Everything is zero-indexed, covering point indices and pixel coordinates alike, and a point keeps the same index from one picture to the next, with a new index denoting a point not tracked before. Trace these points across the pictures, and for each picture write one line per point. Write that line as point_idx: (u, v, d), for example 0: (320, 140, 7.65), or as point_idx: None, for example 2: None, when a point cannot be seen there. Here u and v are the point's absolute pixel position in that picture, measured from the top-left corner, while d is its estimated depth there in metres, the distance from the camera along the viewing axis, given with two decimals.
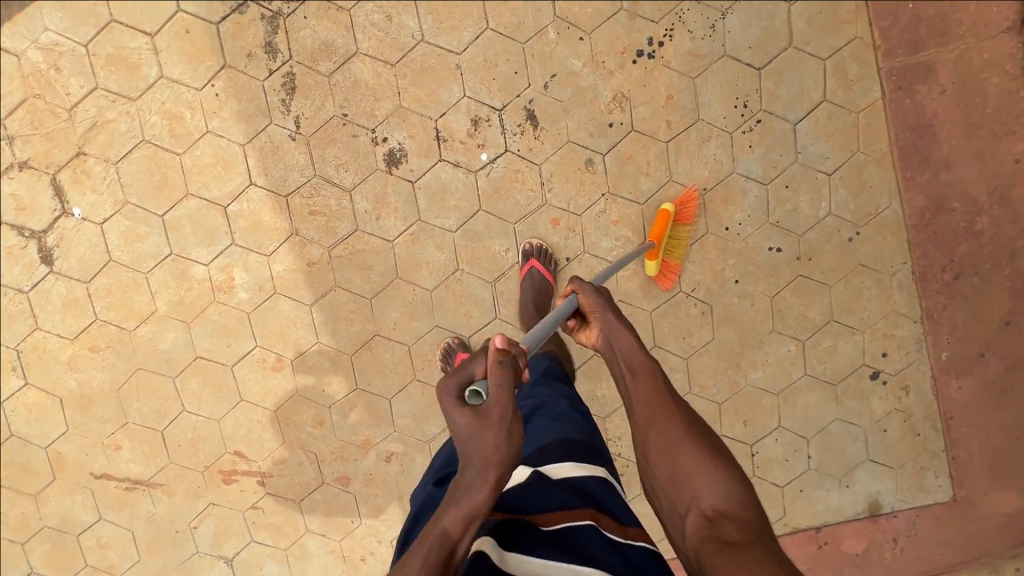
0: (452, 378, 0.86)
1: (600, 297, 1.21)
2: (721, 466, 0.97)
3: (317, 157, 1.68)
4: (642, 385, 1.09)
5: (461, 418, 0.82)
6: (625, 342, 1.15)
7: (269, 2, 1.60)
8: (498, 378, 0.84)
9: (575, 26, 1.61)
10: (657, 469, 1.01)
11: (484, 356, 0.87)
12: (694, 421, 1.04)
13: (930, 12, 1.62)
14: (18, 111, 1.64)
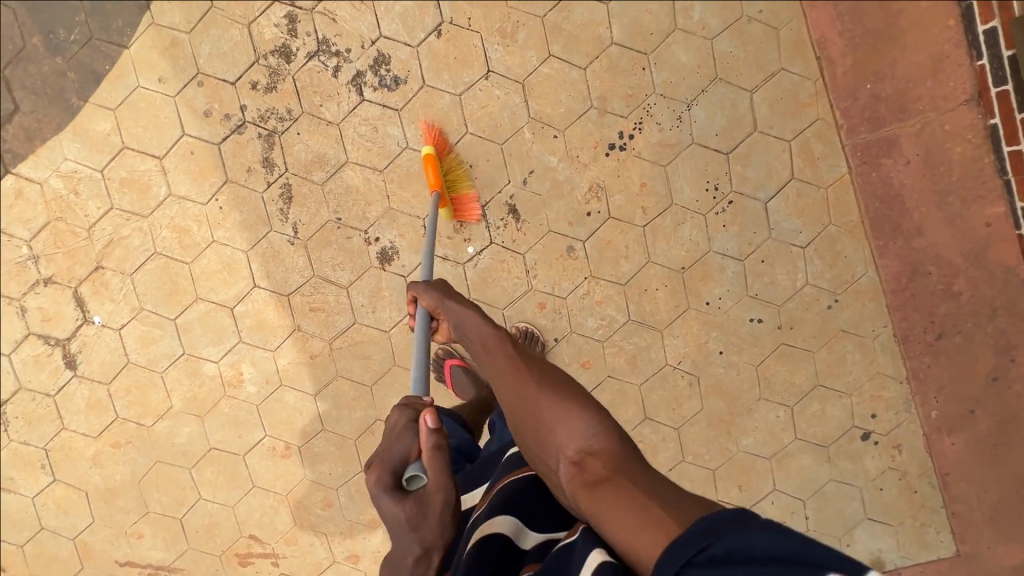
0: (387, 466, 0.88)
1: (432, 288, 1.24)
2: (577, 406, 0.97)
3: (315, 259, 1.79)
4: (495, 356, 1.09)
5: (398, 507, 0.85)
6: (468, 321, 1.16)
7: (264, 122, 1.73)
8: (431, 459, 0.88)
9: (549, 124, 1.72)
10: (527, 429, 0.99)
11: (412, 436, 0.91)
12: (548, 369, 1.05)
13: (889, 91, 1.70)
14: (43, 233, 1.79)
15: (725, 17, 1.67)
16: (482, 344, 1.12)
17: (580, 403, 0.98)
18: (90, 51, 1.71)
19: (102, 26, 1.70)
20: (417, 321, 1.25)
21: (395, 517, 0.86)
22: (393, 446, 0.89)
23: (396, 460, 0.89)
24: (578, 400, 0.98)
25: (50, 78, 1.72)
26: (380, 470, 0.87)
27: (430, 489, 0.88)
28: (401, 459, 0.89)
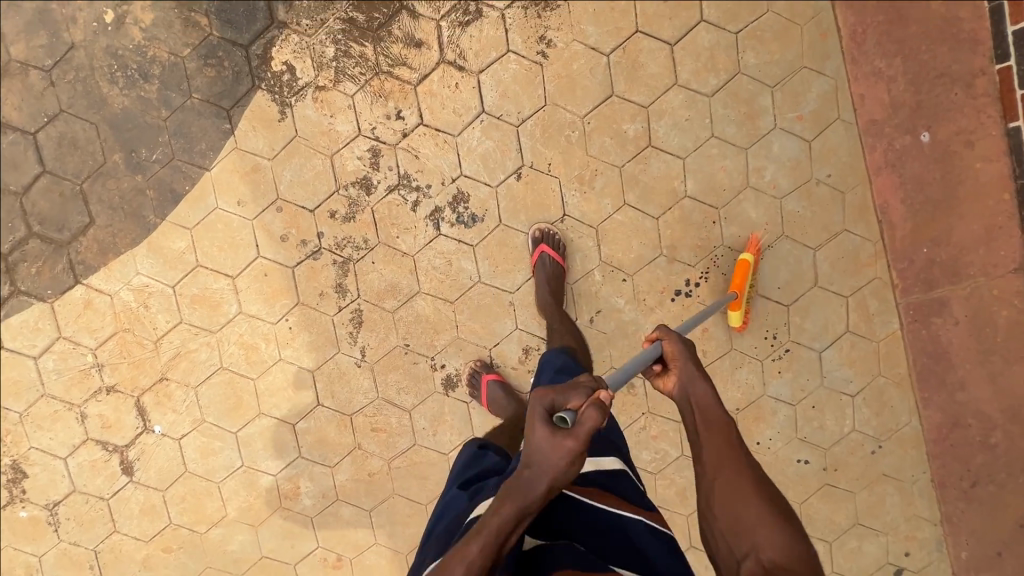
0: (549, 396, 0.97)
1: (684, 344, 1.17)
2: (786, 524, 0.96)
3: (380, 382, 1.82)
4: (714, 436, 1.06)
5: (546, 432, 0.93)
6: (700, 390, 1.10)
7: (340, 249, 1.76)
8: (593, 413, 0.93)
9: (619, 268, 1.77)
10: (726, 513, 0.98)
11: (583, 395, 0.97)
12: (768, 484, 1.02)
13: (943, 256, 1.78)
14: (109, 342, 1.80)
15: (796, 178, 1.73)
16: (702, 417, 1.08)
17: (783, 520, 0.96)
18: (171, 171, 1.72)
19: (185, 148, 1.71)
20: (645, 351, 1.17)
21: (540, 438, 0.93)
22: (569, 392, 0.97)
23: (562, 399, 0.96)
24: (780, 514, 0.98)
25: (128, 195, 1.73)
26: (551, 394, 0.97)
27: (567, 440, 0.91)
28: (564, 401, 0.97)
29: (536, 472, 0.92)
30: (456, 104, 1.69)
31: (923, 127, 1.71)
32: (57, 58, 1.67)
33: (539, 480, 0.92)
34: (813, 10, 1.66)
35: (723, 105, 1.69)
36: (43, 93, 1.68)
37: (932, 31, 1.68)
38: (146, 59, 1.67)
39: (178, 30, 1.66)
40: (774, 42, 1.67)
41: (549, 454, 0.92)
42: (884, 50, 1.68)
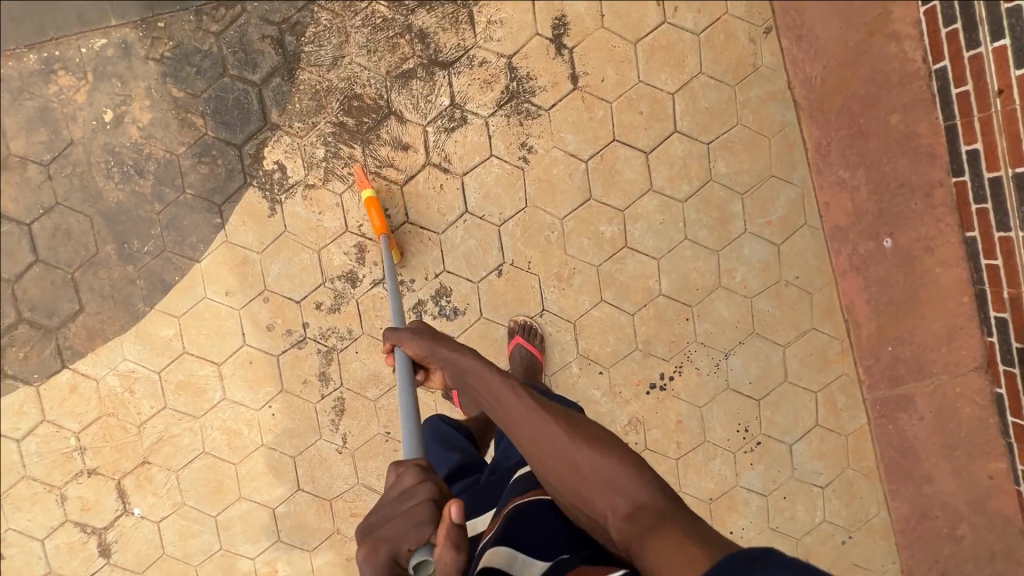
0: (386, 543, 0.74)
1: (421, 337, 1.16)
2: (605, 450, 0.94)
3: (360, 468, 1.85)
4: (508, 401, 1.02)
5: None
6: (470, 367, 1.08)
7: (324, 339, 1.80)
8: (447, 558, 0.73)
9: (595, 361, 1.82)
10: (562, 477, 0.93)
11: (428, 523, 0.75)
12: (570, 418, 1.00)
13: (907, 354, 1.85)
14: (92, 426, 1.82)
15: (766, 279, 1.80)
16: (488, 393, 1.05)
17: (608, 447, 0.95)
18: (162, 262, 1.77)
19: (176, 241, 1.76)
20: (398, 366, 1.14)
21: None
22: (406, 527, 0.75)
23: (402, 546, 0.74)
24: (606, 446, 0.95)
25: (119, 284, 1.77)
26: (382, 544, 0.74)
27: None
28: (406, 542, 0.74)
29: None
30: (440, 204, 1.76)
31: (885, 234, 1.81)
32: (56, 154, 1.73)
33: None
34: (781, 123, 1.76)
35: (695, 210, 1.77)
36: (40, 186, 1.74)
37: (892, 145, 1.78)
38: (142, 156, 1.74)
39: (174, 130, 1.73)
40: (744, 153, 1.76)
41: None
42: (847, 162, 1.78)
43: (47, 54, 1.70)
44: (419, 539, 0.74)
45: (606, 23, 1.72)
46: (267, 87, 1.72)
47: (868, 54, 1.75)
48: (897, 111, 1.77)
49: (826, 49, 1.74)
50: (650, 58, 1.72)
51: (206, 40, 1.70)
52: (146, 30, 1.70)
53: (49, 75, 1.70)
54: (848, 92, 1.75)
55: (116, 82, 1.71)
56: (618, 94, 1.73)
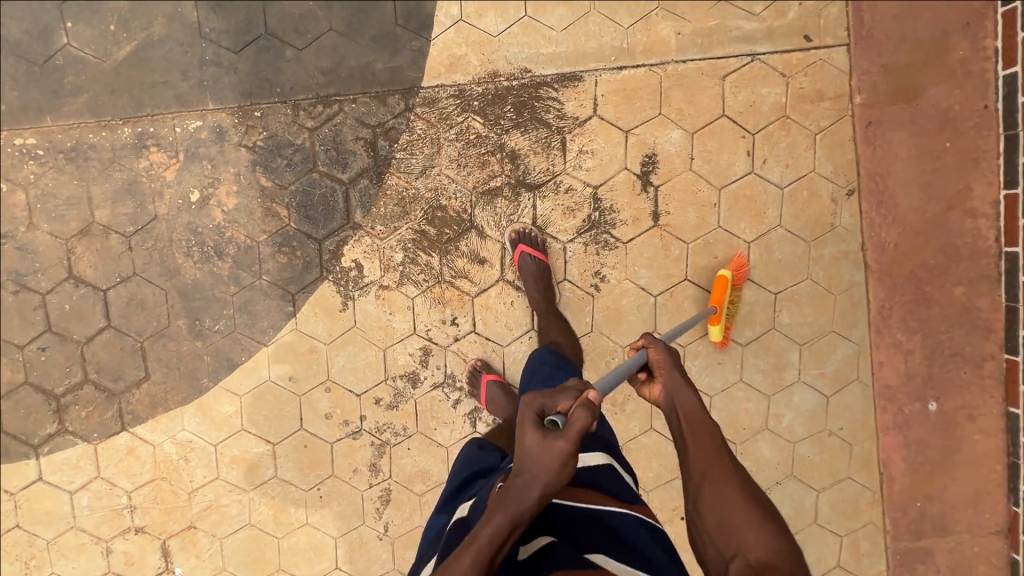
0: (540, 399, 0.95)
1: (670, 352, 1.19)
2: (779, 529, 0.96)
3: (397, 556, 1.89)
4: (701, 438, 1.07)
5: (534, 438, 0.90)
6: (689, 402, 1.12)
7: (379, 433, 1.85)
8: (581, 414, 0.90)
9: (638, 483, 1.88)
10: (711, 517, 1.00)
11: (573, 397, 0.94)
12: (750, 483, 1.03)
13: (933, 510, 1.92)
14: (145, 487, 1.86)
15: (811, 426, 1.87)
16: (689, 425, 1.10)
17: (771, 522, 0.97)
18: (231, 341, 1.81)
19: (247, 323, 1.80)
20: (632, 359, 1.19)
21: (531, 446, 0.90)
22: (558, 394, 0.95)
23: (551, 404, 0.95)
24: (775, 523, 0.98)
25: (186, 358, 1.81)
26: (538, 400, 0.95)
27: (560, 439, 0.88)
28: (554, 405, 0.95)
29: (529, 474, 0.90)
30: (509, 319, 1.80)
31: (931, 397, 1.87)
32: (139, 226, 1.75)
33: (533, 480, 0.89)
34: (848, 282, 1.80)
35: (754, 354, 1.83)
36: (120, 256, 1.76)
37: (951, 315, 1.83)
38: (223, 239, 1.76)
39: (258, 217, 1.75)
40: (808, 306, 1.81)
41: (541, 458, 0.89)
42: (905, 326, 1.83)
43: (141, 129, 1.71)
44: (565, 406, 0.93)
45: (694, 166, 1.74)
46: (355, 187, 1.74)
47: (944, 227, 1.78)
48: (962, 283, 1.81)
49: (904, 218, 1.78)
50: (732, 205, 1.76)
51: (300, 134, 1.71)
52: (241, 117, 1.71)
53: (141, 149, 1.71)
54: (917, 260, 1.80)
55: (206, 165, 1.73)
56: (696, 236, 1.76)
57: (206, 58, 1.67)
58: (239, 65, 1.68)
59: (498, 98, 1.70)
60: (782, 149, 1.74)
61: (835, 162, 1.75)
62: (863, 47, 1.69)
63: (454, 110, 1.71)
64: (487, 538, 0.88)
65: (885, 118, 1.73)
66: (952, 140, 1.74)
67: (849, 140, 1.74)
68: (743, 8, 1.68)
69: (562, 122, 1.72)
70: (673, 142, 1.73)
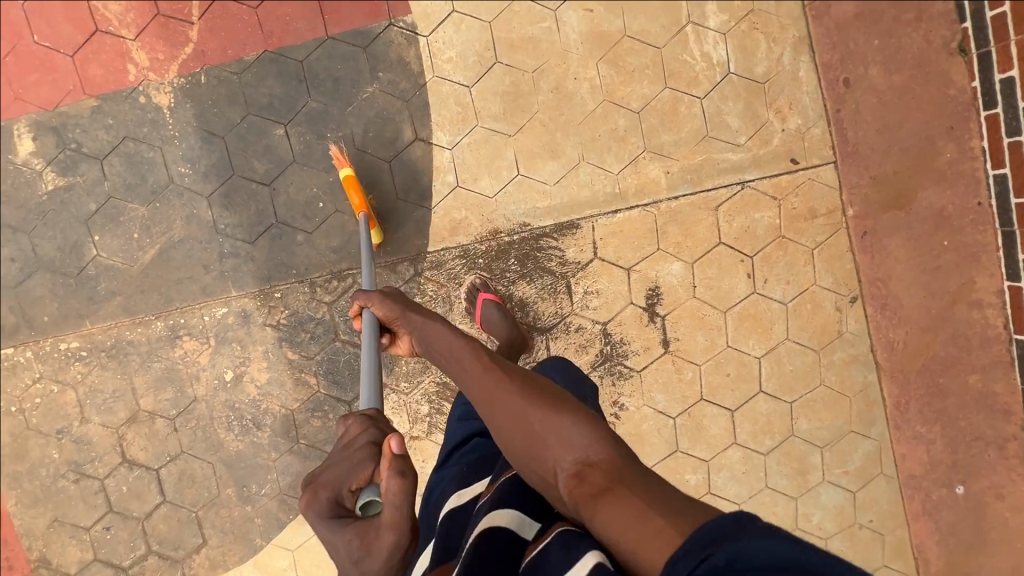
0: (327, 483, 0.75)
1: (393, 300, 1.13)
2: (568, 413, 0.94)
3: None
4: (465, 361, 1.03)
5: (340, 540, 0.72)
6: (437, 333, 1.07)
7: None
8: (391, 488, 0.73)
9: None
10: (511, 437, 0.94)
11: (370, 462, 0.77)
12: (525, 377, 1.01)
13: None
14: None
15: (841, 522, 1.91)
16: (447, 354, 1.05)
17: (575, 418, 0.93)
18: (277, 502, 1.91)
19: (291, 484, 1.90)
20: (364, 329, 1.13)
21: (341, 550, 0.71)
22: (346, 466, 0.77)
23: (343, 483, 0.76)
24: (575, 411, 0.95)
25: (239, 521, 1.92)
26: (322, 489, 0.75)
27: (376, 533, 0.72)
28: (351, 480, 0.76)
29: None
30: None
31: (958, 481, 1.89)
32: (181, 408, 1.86)
33: None
34: (862, 383, 1.85)
35: (776, 460, 1.88)
36: (167, 437, 1.88)
37: (969, 401, 1.85)
38: (259, 410, 1.87)
39: (289, 387, 1.85)
40: (825, 410, 1.85)
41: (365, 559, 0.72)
42: (924, 417, 1.87)
43: (172, 321, 1.82)
44: (363, 480, 0.76)
45: (697, 293, 1.80)
46: None
47: (951, 320, 1.81)
48: (975, 371, 1.84)
49: (910, 317, 1.81)
50: (739, 324, 1.81)
51: (319, 309, 1.81)
52: (263, 299, 1.81)
53: (174, 339, 1.83)
54: (928, 355, 1.83)
55: (236, 346, 1.83)
56: (707, 357, 1.82)
57: (225, 251, 1.78)
58: (256, 254, 1.78)
59: (501, 253, 1.78)
60: (782, 267, 1.78)
61: (836, 273, 1.79)
62: (849, 163, 1.74)
63: (461, 269, 1.79)
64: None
65: (880, 226, 1.77)
66: (950, 238, 1.77)
67: (847, 250, 1.78)
68: (728, 141, 1.73)
69: (566, 268, 1.78)
70: (674, 274, 1.79)
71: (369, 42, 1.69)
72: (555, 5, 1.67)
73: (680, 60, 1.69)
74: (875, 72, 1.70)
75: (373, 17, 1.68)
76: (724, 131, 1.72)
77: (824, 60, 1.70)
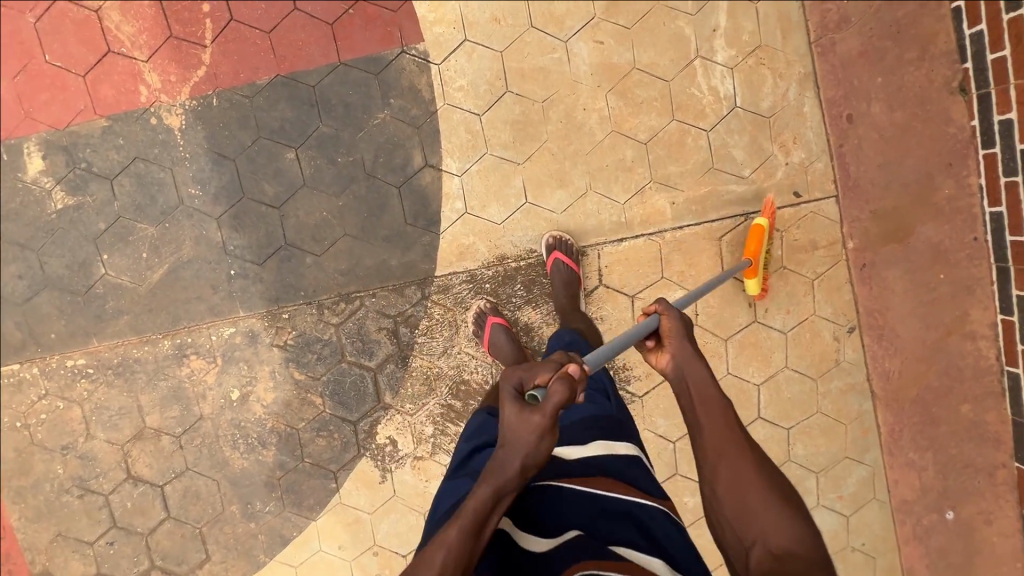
0: (521, 373, 0.94)
1: (682, 324, 1.15)
2: (783, 503, 0.95)
3: None
4: (712, 415, 1.05)
5: (518, 415, 0.90)
6: (696, 373, 1.09)
7: None
8: (558, 389, 0.88)
9: None
10: (726, 501, 0.97)
11: (550, 368, 0.92)
12: (765, 458, 1.02)
13: None
14: None
15: (834, 545, 1.96)
16: (701, 400, 1.07)
17: (782, 504, 0.95)
18: (281, 519, 1.92)
19: (295, 501, 1.92)
20: (645, 324, 1.14)
21: (513, 418, 0.91)
22: (538, 369, 0.93)
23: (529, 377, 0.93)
24: (780, 495, 0.96)
25: (242, 538, 1.93)
26: (517, 376, 0.94)
27: (536, 415, 0.89)
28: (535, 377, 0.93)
29: (512, 446, 0.91)
30: None
31: (947, 507, 1.94)
32: (186, 426, 1.88)
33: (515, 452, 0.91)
34: (857, 411, 1.89)
35: None
36: (172, 454, 1.89)
37: (960, 430, 1.90)
38: (265, 429, 1.88)
39: (295, 407, 1.87)
40: (821, 437, 1.90)
41: (520, 430, 0.90)
42: (916, 445, 1.91)
43: (180, 340, 1.83)
44: (542, 380, 0.92)
45: (698, 320, 1.84)
46: (382, 373, 1.85)
47: (945, 351, 1.86)
48: (967, 401, 1.89)
49: (905, 347, 1.86)
50: (739, 352, 1.85)
51: (326, 330, 1.83)
52: (271, 319, 1.83)
53: (181, 358, 1.84)
54: (921, 384, 1.88)
55: (243, 365, 1.85)
56: None
57: (233, 272, 1.80)
58: (264, 275, 1.80)
59: (508, 278, 1.80)
60: (783, 297, 1.82)
61: (835, 304, 1.83)
62: (850, 197, 1.78)
63: (467, 293, 1.81)
64: (475, 508, 0.89)
65: (878, 259, 1.81)
66: (946, 272, 1.81)
67: (846, 282, 1.82)
68: (732, 173, 1.76)
69: None
70: None
71: (381, 68, 1.70)
72: (566, 35, 1.69)
73: (687, 93, 1.72)
74: (877, 109, 1.73)
75: (385, 44, 1.69)
76: (729, 164, 1.75)
77: (827, 96, 1.73)
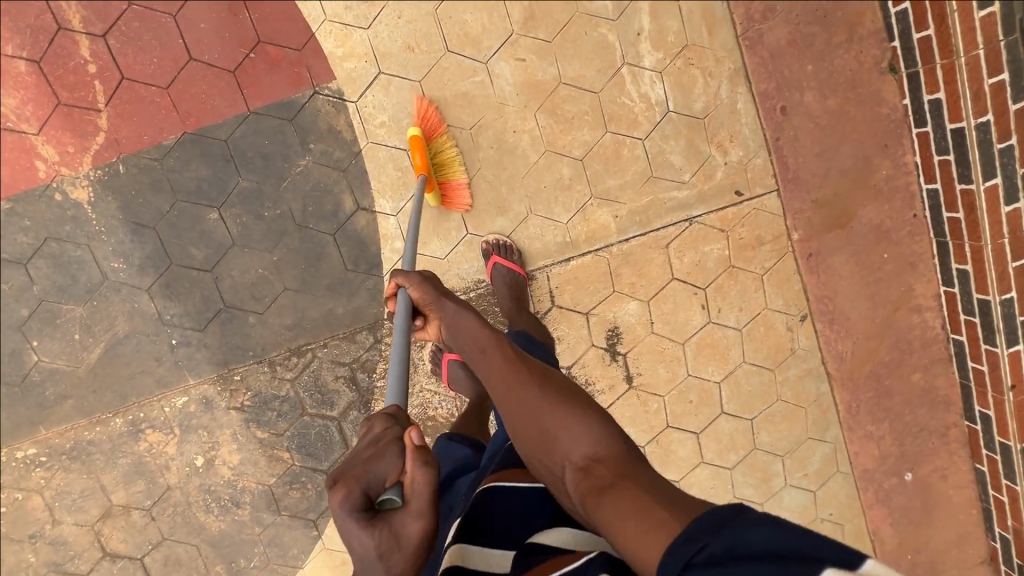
0: (354, 482, 0.75)
1: (430, 287, 1.16)
2: (580, 411, 0.98)
3: None
4: (490, 357, 1.08)
5: (370, 536, 0.72)
6: (465, 325, 1.12)
7: None
8: (421, 475, 0.77)
9: None
10: (531, 437, 0.98)
11: (396, 457, 0.78)
12: (554, 379, 1.05)
13: (923, 558, 2.11)
14: None
15: (804, 518, 2.05)
16: (477, 348, 1.10)
17: (583, 413, 0.97)
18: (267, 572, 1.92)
19: (279, 553, 1.90)
20: (398, 309, 1.15)
21: (366, 542, 0.72)
22: (374, 464, 0.77)
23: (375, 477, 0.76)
24: (579, 407, 0.99)
25: None
26: (354, 484, 0.74)
27: (410, 517, 0.75)
28: (381, 479, 0.77)
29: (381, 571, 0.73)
30: None
31: (906, 469, 2.04)
32: (155, 498, 1.84)
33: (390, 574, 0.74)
34: (815, 393, 1.95)
35: (742, 472, 1.98)
36: (145, 527, 1.85)
37: (913, 397, 1.98)
38: (237, 490, 1.86)
39: (264, 464, 1.85)
40: (783, 422, 1.96)
41: (392, 549, 0.73)
42: (873, 417, 1.99)
43: (132, 416, 1.78)
44: (391, 477, 0.77)
45: (655, 328, 1.84)
46: (346, 420, 1.83)
47: (893, 326, 1.91)
48: (918, 369, 1.95)
49: (856, 328, 1.90)
50: (697, 353, 1.87)
51: (282, 387, 1.79)
52: (223, 383, 1.78)
53: (137, 433, 1.79)
54: (874, 361, 1.93)
55: (203, 432, 1.81)
56: (669, 387, 1.88)
57: (175, 341, 1.73)
58: (208, 340, 1.74)
59: None
60: (734, 296, 1.84)
61: (785, 295, 1.85)
62: (792, 189, 1.77)
63: None
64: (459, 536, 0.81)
65: (823, 246, 1.82)
66: (889, 251, 1.84)
67: (795, 273, 1.84)
68: (672, 180, 1.73)
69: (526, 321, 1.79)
70: (632, 313, 1.82)
71: (295, 113, 1.60)
72: (485, 56, 1.61)
73: (618, 103, 1.67)
74: (810, 98, 1.71)
75: (296, 86, 1.59)
76: (668, 170, 1.72)
77: (760, 89, 1.69)
